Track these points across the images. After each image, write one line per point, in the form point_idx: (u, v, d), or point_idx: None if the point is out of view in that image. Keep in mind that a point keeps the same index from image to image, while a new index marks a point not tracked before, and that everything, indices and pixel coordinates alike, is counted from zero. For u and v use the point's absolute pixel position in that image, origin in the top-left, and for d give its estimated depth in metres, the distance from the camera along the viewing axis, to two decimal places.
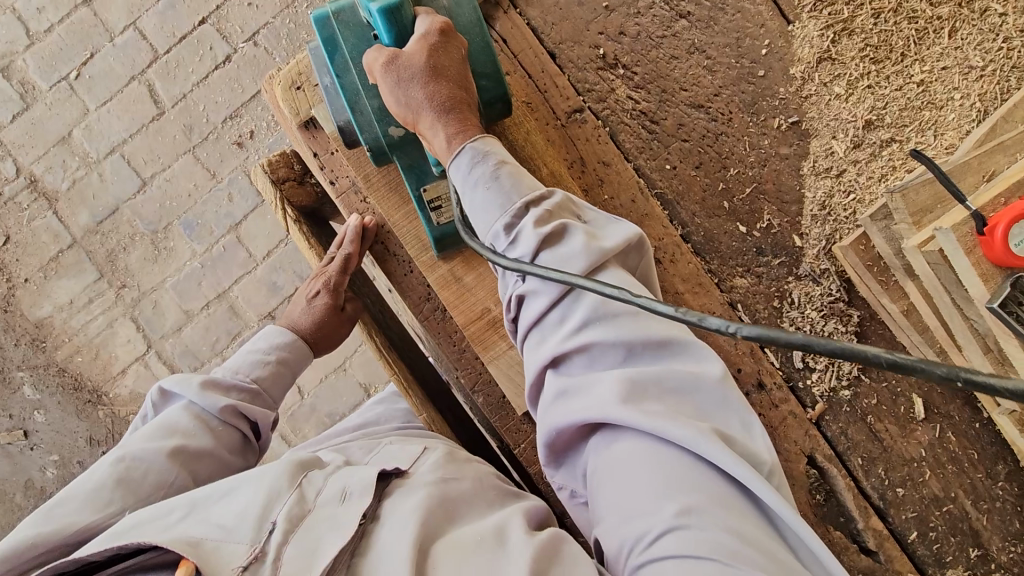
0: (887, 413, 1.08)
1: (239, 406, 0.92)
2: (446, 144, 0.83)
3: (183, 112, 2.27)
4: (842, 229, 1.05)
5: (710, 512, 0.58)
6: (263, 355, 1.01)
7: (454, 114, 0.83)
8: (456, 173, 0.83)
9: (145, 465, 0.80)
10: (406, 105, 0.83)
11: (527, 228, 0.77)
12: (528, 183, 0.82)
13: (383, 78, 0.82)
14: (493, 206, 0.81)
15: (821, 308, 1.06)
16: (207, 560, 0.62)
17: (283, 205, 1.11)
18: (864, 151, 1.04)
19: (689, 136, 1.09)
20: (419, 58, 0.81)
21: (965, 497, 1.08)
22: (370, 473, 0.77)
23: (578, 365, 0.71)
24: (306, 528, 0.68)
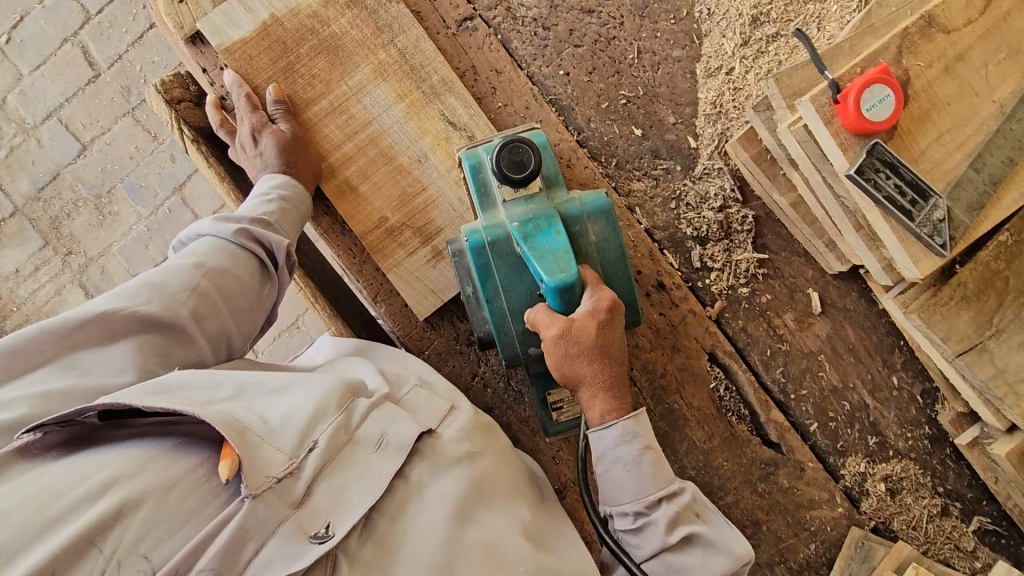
0: (785, 308, 1.10)
1: (253, 230, 0.88)
2: (599, 416, 0.80)
3: (119, 74, 2.23)
4: (732, 128, 1.05)
5: None
6: (263, 195, 0.92)
7: (615, 390, 0.81)
8: (599, 443, 0.80)
9: (170, 276, 0.80)
10: (570, 375, 0.80)
11: (657, 528, 0.77)
12: (665, 475, 0.79)
13: (553, 348, 0.78)
14: (629, 490, 0.79)
15: (717, 208, 1.08)
16: (250, 454, 0.67)
17: (180, 125, 1.07)
18: (751, 47, 1.04)
19: (582, 41, 1.06)
20: (591, 332, 0.77)
21: (863, 387, 1.12)
22: (412, 431, 0.79)
23: None
24: (336, 467, 0.72)
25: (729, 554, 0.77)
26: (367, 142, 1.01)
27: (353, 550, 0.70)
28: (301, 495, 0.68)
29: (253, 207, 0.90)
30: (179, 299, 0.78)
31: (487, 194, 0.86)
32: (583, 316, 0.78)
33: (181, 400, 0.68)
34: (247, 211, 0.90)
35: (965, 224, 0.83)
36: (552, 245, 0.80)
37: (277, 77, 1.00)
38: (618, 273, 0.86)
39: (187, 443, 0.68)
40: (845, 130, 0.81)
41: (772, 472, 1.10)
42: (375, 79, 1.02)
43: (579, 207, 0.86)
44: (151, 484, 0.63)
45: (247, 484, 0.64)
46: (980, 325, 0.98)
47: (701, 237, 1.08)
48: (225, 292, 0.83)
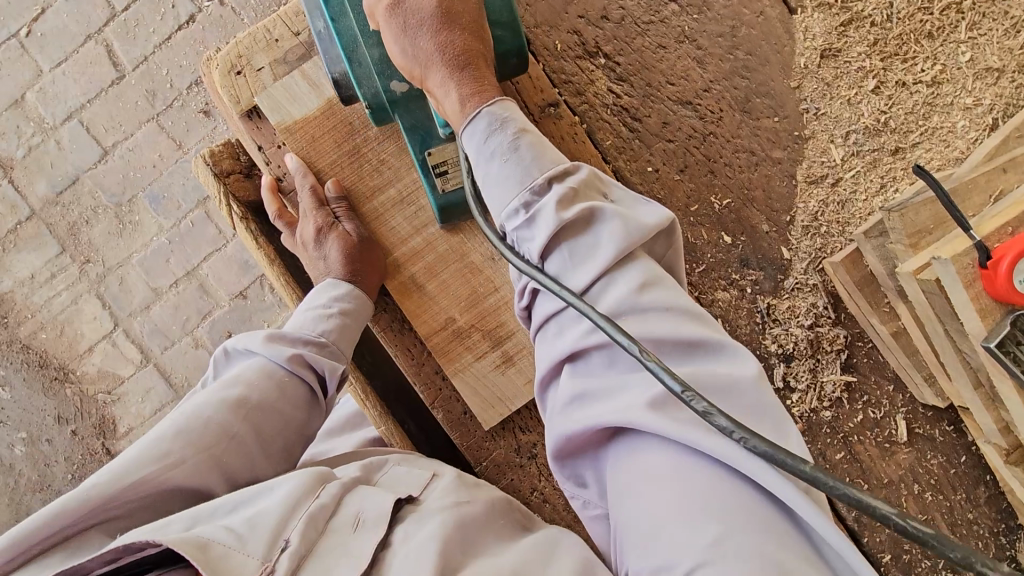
0: (868, 434, 1.03)
1: (307, 354, 0.81)
2: (460, 109, 0.67)
3: (144, 76, 2.11)
4: (833, 243, 0.96)
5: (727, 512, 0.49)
6: (322, 309, 0.86)
7: (470, 71, 0.67)
8: (467, 142, 0.66)
9: (205, 416, 0.72)
10: (415, 54, 0.67)
11: (548, 209, 0.60)
12: (551, 153, 0.64)
13: (387, 26, 0.67)
14: (509, 182, 0.63)
15: (806, 325, 0.99)
16: (216, 570, 0.57)
17: (228, 200, 0.97)
18: (863, 158, 0.94)
19: (675, 136, 0.97)
20: (428, 0, 0.67)
21: (942, 520, 1.05)
22: (388, 500, 0.69)
23: (598, 363, 0.59)
24: (315, 553, 0.62)
25: (639, 224, 0.60)
26: (436, 238, 0.92)
27: None
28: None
29: (309, 326, 0.84)
30: (216, 449, 0.71)
31: None
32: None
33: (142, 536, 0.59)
34: (304, 329, 0.84)
35: None
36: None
37: (340, 162, 0.90)
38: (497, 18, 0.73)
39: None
40: (986, 296, 0.72)
41: None
42: None
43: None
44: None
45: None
46: None
47: (787, 355, 1.00)
48: (264, 434, 0.76)
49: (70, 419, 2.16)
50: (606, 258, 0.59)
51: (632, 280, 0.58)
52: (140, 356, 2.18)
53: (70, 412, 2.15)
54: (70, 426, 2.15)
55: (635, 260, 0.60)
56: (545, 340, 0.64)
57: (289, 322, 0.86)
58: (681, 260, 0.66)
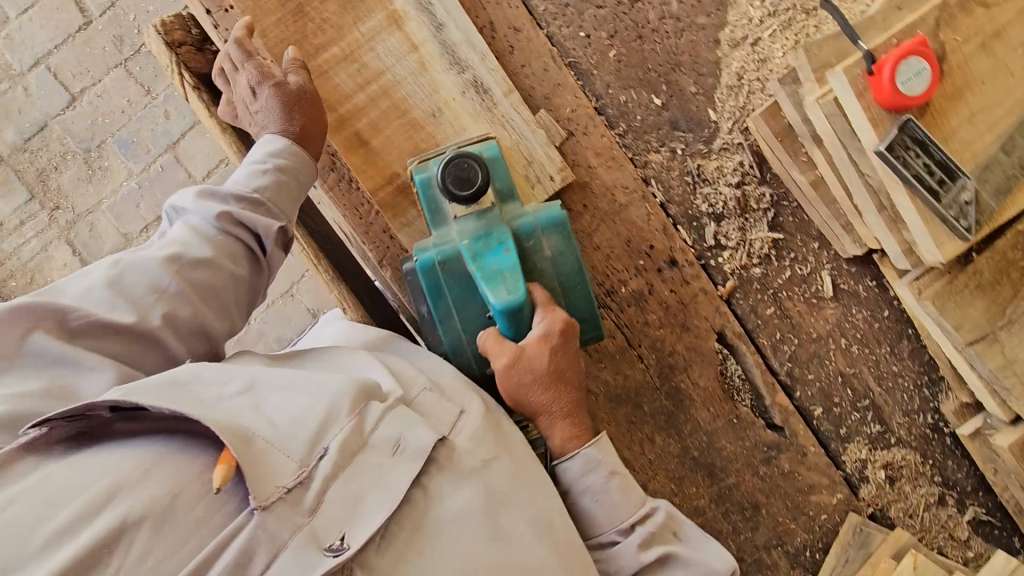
0: (797, 291, 1.08)
1: (235, 214, 0.84)
2: (563, 445, 0.84)
3: (112, 22, 2.14)
4: (755, 101, 1.02)
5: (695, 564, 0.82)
6: (258, 164, 0.87)
7: (570, 419, 0.84)
8: (566, 470, 0.85)
9: (139, 270, 0.78)
10: (524, 400, 0.84)
11: (632, 548, 0.82)
12: (636, 497, 0.85)
13: (502, 372, 0.82)
14: (605, 514, 0.84)
15: (734, 183, 1.05)
16: (255, 463, 0.67)
17: (180, 69, 1.02)
18: (778, 18, 1.01)
19: (605, 2, 1.02)
20: (542, 359, 0.81)
21: (870, 374, 1.10)
22: (431, 437, 0.76)
23: (635, 524, 0.84)
24: (350, 471, 0.71)
25: (707, 569, 0.82)
26: (378, 95, 0.96)
27: (371, 560, 0.69)
28: (312, 505, 0.68)
29: (247, 178, 0.86)
30: (148, 303, 0.77)
31: (438, 210, 0.88)
32: (533, 341, 0.82)
33: (186, 402, 0.69)
34: (237, 185, 0.86)
35: (993, 207, 0.81)
36: (500, 266, 0.83)
37: (285, 20, 0.94)
38: (573, 288, 0.89)
39: (192, 442, 0.70)
40: (877, 105, 0.78)
41: (774, 456, 1.09)
42: (388, 28, 0.96)
43: (533, 222, 0.88)
44: (157, 488, 0.65)
45: (255, 496, 0.65)
46: (993, 315, 0.97)
47: (717, 214, 1.06)
48: (204, 293, 0.81)
49: None
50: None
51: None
52: None
53: None
54: None
55: None
56: (592, 501, 0.85)
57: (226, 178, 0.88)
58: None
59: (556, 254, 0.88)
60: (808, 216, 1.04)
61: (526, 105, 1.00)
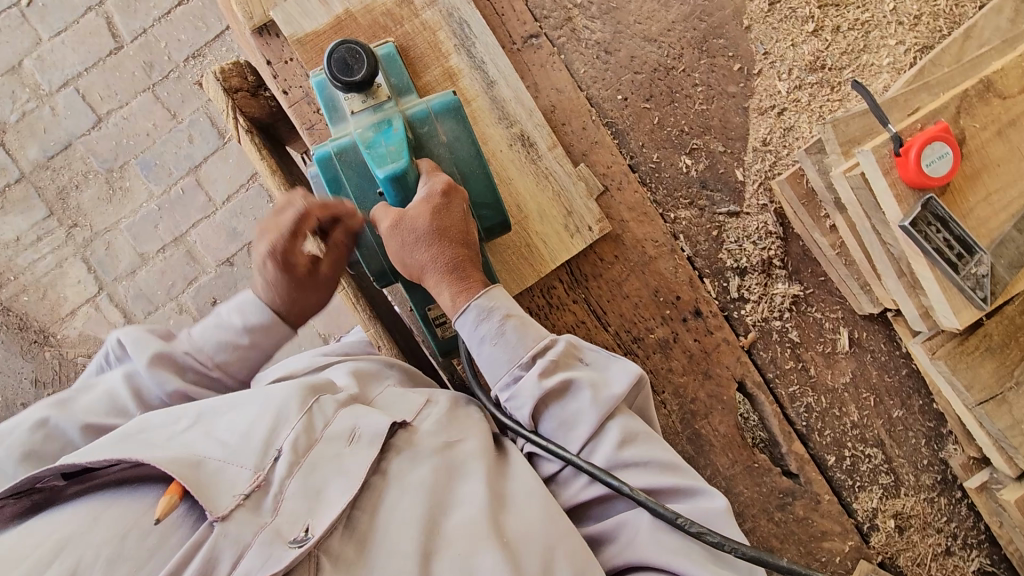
0: (814, 343, 1.13)
1: (188, 393, 0.87)
2: (453, 304, 0.85)
3: (143, 48, 2.19)
4: (781, 165, 1.09)
5: (602, 391, 0.82)
6: (222, 334, 0.90)
7: (459, 273, 0.85)
8: (462, 329, 0.85)
9: (65, 439, 0.81)
10: (411, 264, 0.85)
11: (532, 383, 0.82)
12: (533, 333, 0.85)
13: (389, 239, 0.85)
14: (502, 362, 0.84)
15: (758, 241, 1.11)
16: (207, 481, 0.69)
17: (235, 114, 1.07)
18: (805, 91, 1.08)
19: (642, 69, 1.09)
20: (423, 220, 0.83)
21: (882, 426, 1.15)
22: (385, 421, 0.79)
23: (538, 364, 0.83)
24: (307, 466, 0.73)
25: (613, 385, 0.83)
26: None
27: (334, 549, 0.69)
28: (271, 506, 0.70)
29: (215, 342, 0.90)
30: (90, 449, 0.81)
31: (336, 108, 0.92)
32: (416, 203, 0.84)
33: (135, 447, 0.72)
34: (198, 353, 0.90)
35: (1006, 279, 0.88)
36: (387, 142, 0.87)
37: None
38: (472, 171, 0.92)
39: (139, 485, 0.72)
40: (902, 183, 0.85)
41: (789, 502, 1.13)
42: (443, 83, 1.02)
43: (427, 109, 0.91)
44: (108, 530, 0.67)
45: (212, 509, 0.67)
46: (1002, 376, 1.03)
47: (741, 268, 1.11)
48: None
49: (46, 382, 2.18)
50: (601, 437, 0.82)
51: (640, 456, 0.81)
52: (123, 321, 2.21)
53: (47, 374, 2.17)
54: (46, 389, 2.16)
55: (614, 424, 0.82)
56: (489, 355, 0.85)
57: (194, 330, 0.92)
58: (648, 400, 0.88)
59: (452, 138, 0.91)
60: (827, 275, 1.10)
61: (568, 159, 1.06)
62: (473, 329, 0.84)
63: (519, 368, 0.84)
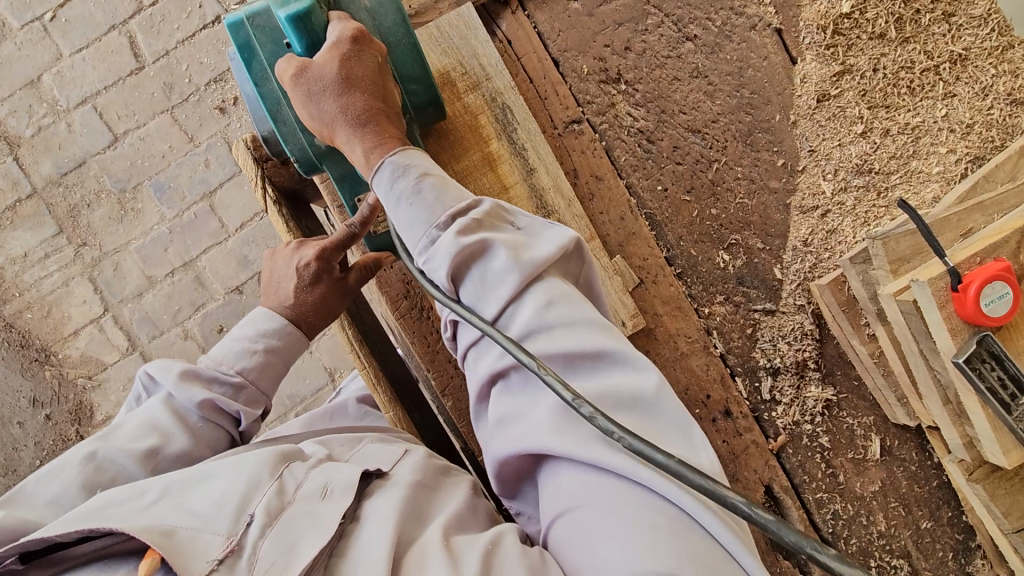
0: (845, 449, 1.10)
1: (218, 399, 0.84)
2: (365, 159, 0.78)
3: (164, 70, 2.16)
4: (821, 268, 1.05)
5: (526, 247, 0.70)
6: (248, 343, 0.89)
7: (372, 126, 0.78)
8: (378, 188, 0.76)
9: (115, 469, 0.76)
10: (319, 118, 0.79)
11: (446, 237, 0.70)
12: (456, 194, 0.74)
13: (293, 91, 0.78)
14: (418, 222, 0.73)
15: (794, 342, 1.07)
16: (178, 546, 0.62)
17: (263, 182, 1.04)
18: (850, 194, 1.04)
19: (683, 160, 1.06)
20: (331, 67, 0.76)
21: (909, 537, 1.11)
22: (353, 471, 0.74)
23: (456, 222, 0.71)
24: (282, 525, 0.65)
25: (543, 244, 0.71)
26: None
27: None
28: (247, 567, 0.61)
29: (234, 354, 0.89)
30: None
31: None
32: (323, 51, 0.78)
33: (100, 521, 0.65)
34: (222, 365, 0.87)
35: None
36: None
37: None
38: (397, 40, 0.86)
39: (107, 562, 0.64)
40: (958, 317, 0.81)
41: None
42: (482, 168, 0.99)
43: None
44: None
45: (183, 573, 0.59)
46: None
47: (774, 368, 1.08)
48: None
49: (45, 402, 2.14)
50: (523, 299, 0.68)
51: (556, 320, 0.66)
52: (127, 344, 2.17)
53: (47, 395, 2.14)
54: (44, 410, 2.13)
55: (536, 285, 0.68)
56: (407, 222, 0.74)
57: (210, 352, 0.89)
58: (592, 273, 0.76)
59: (375, 3, 0.85)
60: (862, 381, 1.07)
61: (604, 251, 1.03)
62: (388, 186, 0.75)
63: (434, 228, 0.72)
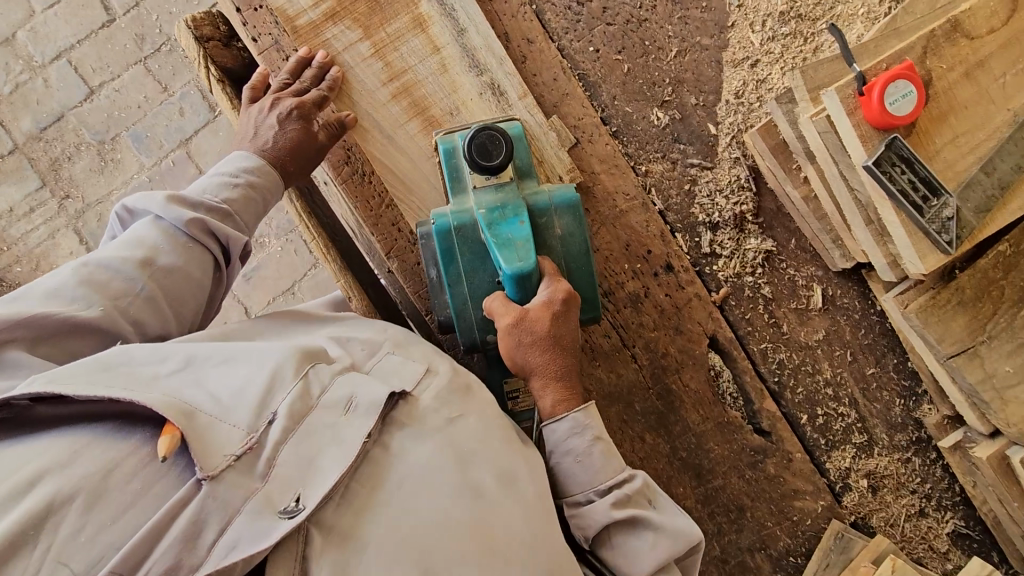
0: (787, 300, 1.12)
1: (209, 222, 0.84)
2: (551, 407, 0.82)
3: (134, 20, 2.20)
4: (753, 118, 1.08)
5: (650, 526, 0.78)
6: (228, 178, 0.89)
7: (565, 375, 0.82)
8: (547, 430, 0.82)
9: (111, 272, 0.77)
10: (520, 364, 0.82)
11: (603, 511, 0.78)
12: (615, 462, 0.81)
13: (505, 337, 0.81)
14: (579, 479, 0.81)
15: (730, 194, 1.09)
16: (198, 435, 0.64)
17: (206, 62, 1.07)
18: (777, 42, 1.06)
19: (614, 20, 1.08)
20: (543, 324, 0.80)
21: (856, 385, 1.13)
22: (381, 389, 0.74)
23: (625, 500, 0.78)
24: (302, 433, 0.69)
25: (677, 536, 0.78)
26: (401, 92, 1.02)
27: (327, 520, 0.66)
28: (264, 470, 0.65)
29: (211, 187, 0.87)
30: (124, 302, 0.76)
31: (459, 180, 0.90)
32: (536, 305, 0.81)
33: (124, 381, 0.66)
34: (205, 195, 0.86)
35: (973, 224, 0.86)
36: (514, 235, 0.83)
37: (319, 23, 1.01)
38: (578, 267, 0.89)
39: (121, 424, 0.66)
40: (867, 123, 0.84)
41: (761, 460, 1.12)
42: (414, 31, 1.02)
43: (546, 201, 0.88)
44: (78, 473, 0.61)
45: (202, 467, 0.62)
46: (974, 330, 1.02)
47: (713, 223, 1.10)
48: (172, 293, 0.81)
49: None
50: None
51: None
52: None
53: None
54: None
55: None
56: (556, 451, 0.82)
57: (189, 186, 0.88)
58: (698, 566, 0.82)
59: (566, 231, 0.88)
60: (800, 230, 1.09)
61: (539, 110, 1.05)
62: (553, 416, 0.81)
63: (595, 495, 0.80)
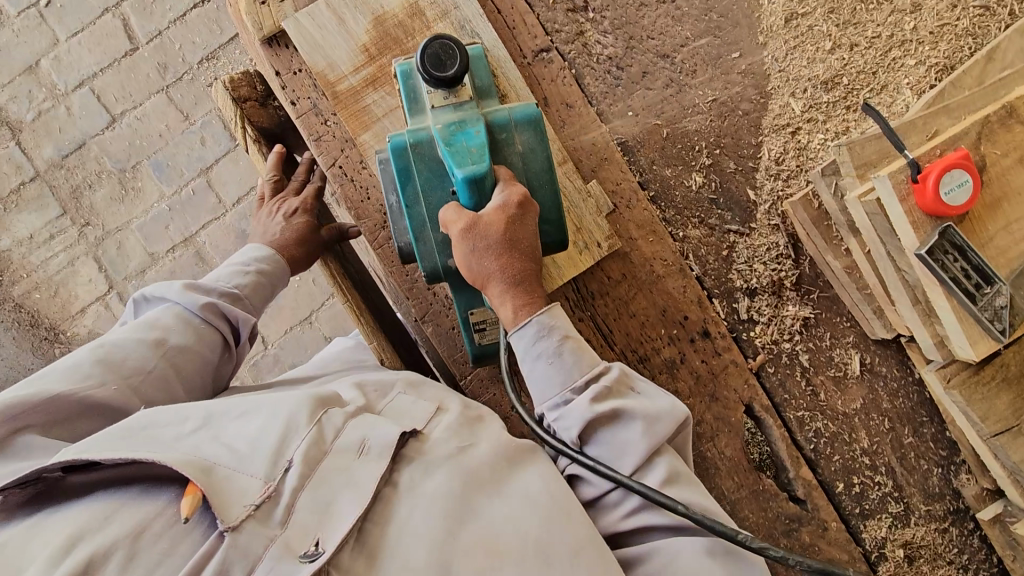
0: (824, 367, 1.10)
1: (219, 304, 0.88)
2: (512, 316, 0.76)
3: (158, 50, 2.20)
4: (794, 187, 1.07)
5: (633, 413, 0.75)
6: (241, 266, 0.95)
7: (525, 283, 0.76)
8: (516, 341, 0.76)
9: (125, 351, 0.79)
10: (476, 272, 0.76)
11: (582, 410, 0.74)
12: (588, 357, 0.78)
13: (459, 244, 0.76)
14: (552, 382, 0.77)
15: (767, 261, 1.08)
16: (217, 487, 0.62)
17: (243, 123, 1.08)
18: (819, 111, 1.05)
19: (654, 84, 1.08)
20: (497, 229, 0.75)
21: (893, 453, 1.12)
22: (394, 429, 0.73)
23: (606, 399, 0.75)
24: (318, 477, 0.66)
25: (659, 416, 0.75)
26: None
27: (346, 564, 0.62)
28: (282, 517, 0.62)
29: (225, 276, 0.93)
30: (136, 380, 0.78)
31: (416, 99, 0.86)
32: (491, 211, 0.76)
33: (144, 445, 0.65)
34: (219, 281, 0.92)
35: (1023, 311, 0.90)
36: (468, 143, 0.80)
37: (359, 87, 1.00)
38: (540, 185, 0.84)
39: (148, 486, 0.64)
40: (919, 209, 0.86)
41: (796, 529, 1.09)
42: None
43: (506, 117, 0.84)
44: (109, 536, 0.59)
45: (223, 517, 0.60)
46: (1018, 407, 1.01)
47: (750, 289, 1.09)
48: (182, 371, 0.83)
49: None
50: (652, 468, 0.74)
51: (662, 472, 0.74)
52: None
53: None
54: None
55: (661, 460, 0.75)
56: (528, 366, 0.77)
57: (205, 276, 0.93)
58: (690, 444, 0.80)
59: (528, 148, 0.84)
60: (839, 298, 1.08)
61: (577, 175, 1.05)
62: (521, 329, 0.76)
63: (574, 394, 0.76)
